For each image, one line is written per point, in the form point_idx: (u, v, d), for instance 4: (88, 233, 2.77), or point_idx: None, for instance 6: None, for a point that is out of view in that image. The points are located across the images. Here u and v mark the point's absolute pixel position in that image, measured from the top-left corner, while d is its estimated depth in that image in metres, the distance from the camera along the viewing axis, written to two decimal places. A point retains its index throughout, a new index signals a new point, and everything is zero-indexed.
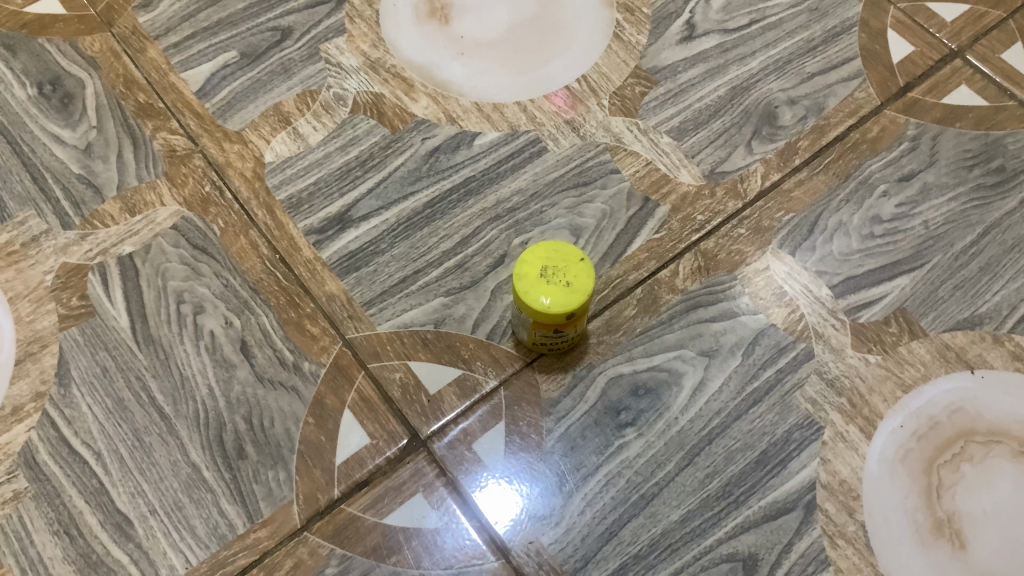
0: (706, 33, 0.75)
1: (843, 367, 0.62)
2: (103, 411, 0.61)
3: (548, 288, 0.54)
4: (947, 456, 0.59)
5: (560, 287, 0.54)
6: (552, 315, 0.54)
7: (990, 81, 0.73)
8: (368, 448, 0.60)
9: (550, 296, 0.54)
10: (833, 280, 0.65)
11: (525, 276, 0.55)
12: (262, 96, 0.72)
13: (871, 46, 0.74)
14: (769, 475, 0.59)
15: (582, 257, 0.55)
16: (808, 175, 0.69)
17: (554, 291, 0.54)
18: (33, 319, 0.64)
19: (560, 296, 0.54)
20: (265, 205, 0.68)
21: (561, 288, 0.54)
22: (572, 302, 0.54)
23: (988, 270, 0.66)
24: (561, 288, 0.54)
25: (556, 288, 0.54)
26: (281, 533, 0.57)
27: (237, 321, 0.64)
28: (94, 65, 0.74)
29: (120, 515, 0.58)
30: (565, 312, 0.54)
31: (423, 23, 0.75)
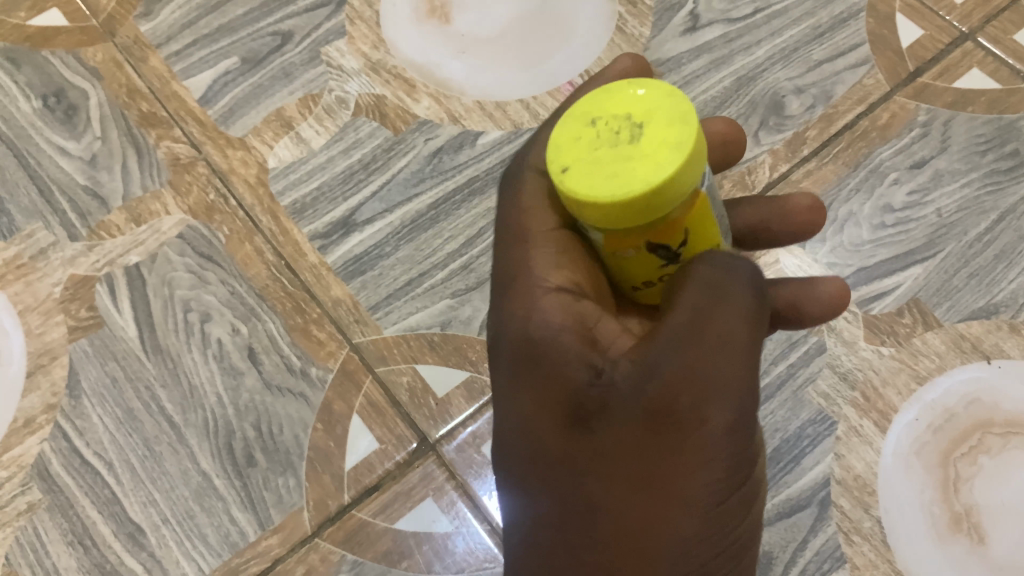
0: (710, 23, 0.73)
1: (855, 361, 0.62)
2: (113, 422, 0.62)
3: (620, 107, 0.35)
4: (964, 449, 0.58)
5: (602, 151, 0.34)
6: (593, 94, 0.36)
7: (1002, 64, 0.70)
8: (377, 452, 0.61)
9: (627, 127, 0.34)
10: (844, 272, 0.64)
11: (682, 121, 0.34)
12: (265, 101, 0.72)
13: (880, 32, 0.72)
14: (782, 472, 0.60)
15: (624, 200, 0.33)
16: (816, 165, 0.68)
17: (622, 150, 0.34)
18: (42, 331, 0.65)
19: (596, 155, 0.34)
20: (269, 211, 0.68)
21: (675, 129, 0.34)
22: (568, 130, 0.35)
23: (1003, 258, 0.64)
24: (582, 174, 0.34)
25: (680, 129, 0.33)
26: (292, 539, 0.59)
27: (244, 329, 0.64)
28: (97, 76, 0.73)
29: (132, 525, 0.60)
30: (571, 115, 0.36)
31: (424, 22, 0.72)
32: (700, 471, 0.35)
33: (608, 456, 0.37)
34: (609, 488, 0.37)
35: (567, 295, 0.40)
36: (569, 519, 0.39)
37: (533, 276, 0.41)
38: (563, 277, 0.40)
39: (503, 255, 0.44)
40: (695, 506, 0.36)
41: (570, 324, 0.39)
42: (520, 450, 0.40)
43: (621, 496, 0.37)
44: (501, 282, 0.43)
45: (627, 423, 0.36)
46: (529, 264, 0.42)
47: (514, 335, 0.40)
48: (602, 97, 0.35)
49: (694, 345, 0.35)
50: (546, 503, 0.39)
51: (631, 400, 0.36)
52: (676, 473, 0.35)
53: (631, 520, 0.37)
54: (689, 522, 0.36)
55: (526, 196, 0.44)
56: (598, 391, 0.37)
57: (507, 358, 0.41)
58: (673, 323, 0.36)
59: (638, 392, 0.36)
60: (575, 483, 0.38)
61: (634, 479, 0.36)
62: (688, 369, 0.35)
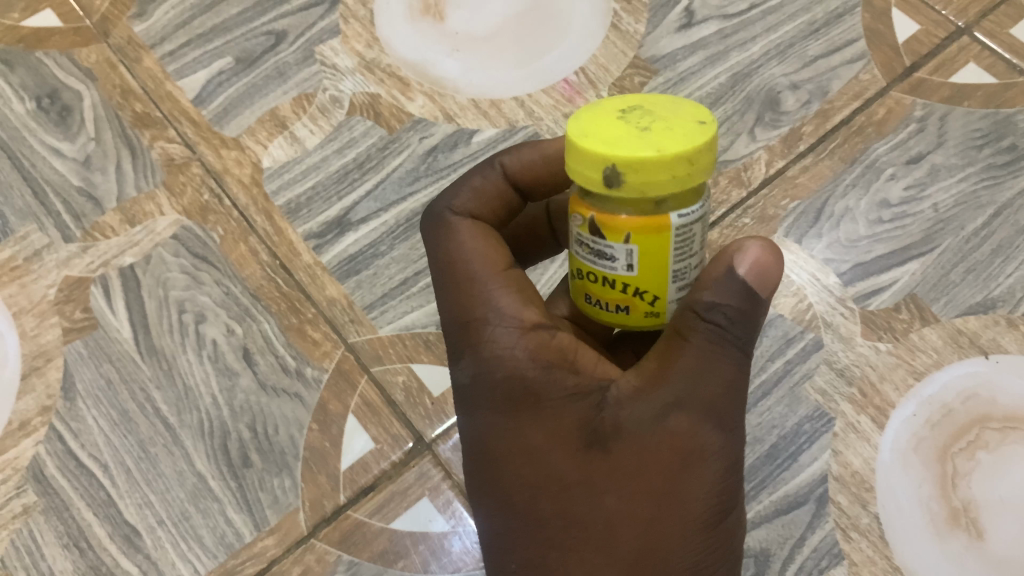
0: (705, 19, 0.72)
1: (852, 357, 0.62)
2: (108, 423, 0.62)
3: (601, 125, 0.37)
4: (962, 444, 0.58)
5: (652, 128, 0.36)
6: (587, 146, 0.35)
7: (998, 57, 0.70)
8: (373, 452, 0.61)
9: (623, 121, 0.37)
10: (841, 268, 0.64)
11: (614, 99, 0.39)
12: (259, 101, 0.71)
13: (876, 27, 0.71)
14: (779, 469, 0.59)
15: (704, 120, 0.37)
16: (812, 161, 0.67)
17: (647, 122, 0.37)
18: (37, 333, 0.64)
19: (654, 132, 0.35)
20: (263, 211, 0.68)
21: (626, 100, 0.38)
22: (638, 148, 0.34)
23: (1001, 252, 0.64)
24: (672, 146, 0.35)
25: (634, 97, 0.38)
26: (288, 540, 0.59)
27: (239, 329, 0.64)
28: (90, 77, 0.73)
29: (128, 527, 0.60)
30: (607, 152, 0.34)
31: (417, 20, 0.72)
32: (704, 495, 0.38)
33: (622, 479, 0.38)
34: (620, 507, 0.38)
35: (544, 332, 0.41)
36: (574, 541, 0.39)
37: (501, 314, 0.41)
38: (531, 315, 0.41)
39: (451, 299, 0.43)
40: (702, 517, 0.38)
41: (555, 360, 0.41)
42: (520, 474, 0.40)
43: (633, 518, 0.38)
44: (456, 329, 0.43)
45: (646, 447, 0.38)
46: (495, 302, 0.41)
47: (499, 376, 0.41)
48: (590, 137, 0.36)
49: (704, 379, 0.38)
50: (547, 524, 0.40)
51: (641, 420, 0.38)
52: (684, 493, 0.38)
53: (643, 540, 0.38)
54: (692, 543, 0.38)
55: (461, 243, 0.44)
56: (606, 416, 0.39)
57: (490, 398, 0.41)
58: (686, 363, 0.38)
59: (654, 417, 0.38)
60: (585, 502, 0.39)
61: (648, 502, 0.38)
62: (701, 400, 0.38)
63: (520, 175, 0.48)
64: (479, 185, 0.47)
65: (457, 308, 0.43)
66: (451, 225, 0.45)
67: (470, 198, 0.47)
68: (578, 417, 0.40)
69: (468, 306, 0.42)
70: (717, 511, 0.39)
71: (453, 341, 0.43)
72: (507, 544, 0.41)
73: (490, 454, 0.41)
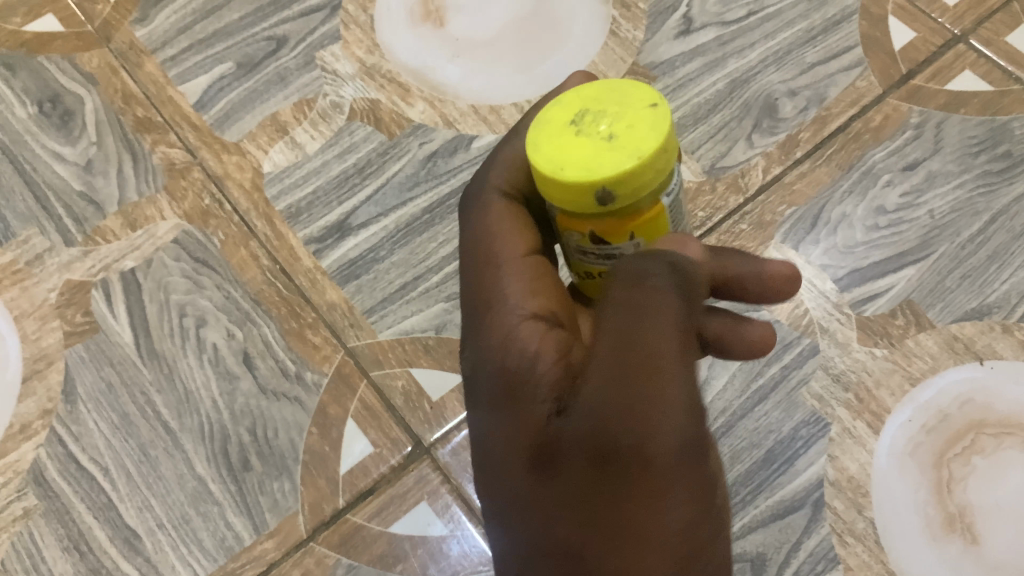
0: (703, 26, 0.73)
1: (849, 362, 0.62)
2: (109, 426, 0.62)
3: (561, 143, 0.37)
4: (958, 449, 0.58)
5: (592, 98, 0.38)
6: (559, 177, 0.36)
7: (994, 65, 0.70)
8: (372, 456, 0.61)
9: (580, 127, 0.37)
10: (838, 274, 0.65)
11: (556, 106, 0.38)
12: (260, 106, 0.72)
13: (872, 34, 0.72)
14: (776, 474, 0.60)
15: (654, 101, 0.37)
16: (810, 167, 0.68)
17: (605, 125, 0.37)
18: (38, 337, 0.65)
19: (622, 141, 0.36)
20: (264, 216, 0.68)
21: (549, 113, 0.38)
22: (618, 164, 0.35)
23: (996, 259, 0.64)
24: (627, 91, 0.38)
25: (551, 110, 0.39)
26: (287, 543, 0.59)
27: (239, 333, 0.65)
28: (93, 82, 0.73)
29: (128, 530, 0.60)
30: (589, 180, 0.35)
31: (418, 26, 0.73)
32: (661, 503, 0.33)
33: (567, 501, 0.35)
34: (571, 535, 0.35)
35: (543, 322, 0.41)
36: (541, 571, 0.36)
37: (508, 299, 0.42)
38: (536, 304, 0.42)
39: (468, 282, 0.45)
40: (664, 552, 0.33)
41: (544, 350, 0.40)
42: (497, 486, 0.39)
43: (583, 548, 0.35)
44: (470, 311, 0.44)
45: (577, 453, 0.35)
46: (503, 286, 0.43)
47: (493, 364, 0.41)
48: (558, 164, 0.36)
49: (625, 358, 0.34)
50: (514, 547, 0.38)
51: (583, 433, 0.34)
52: (641, 522, 0.33)
53: (605, 574, 0.34)
54: (667, 566, 0.33)
55: (490, 223, 0.46)
56: (556, 426, 0.36)
57: (484, 391, 0.41)
58: (606, 344, 0.35)
59: (587, 430, 0.34)
60: (540, 525, 0.36)
61: (595, 534, 0.34)
62: (614, 390, 0.34)
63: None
64: (513, 158, 0.48)
65: (474, 291, 0.44)
66: (484, 203, 0.47)
67: (508, 170, 0.48)
68: (540, 416, 0.37)
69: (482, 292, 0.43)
70: (688, 517, 0.34)
71: (466, 327, 0.44)
72: (495, 569, 0.40)
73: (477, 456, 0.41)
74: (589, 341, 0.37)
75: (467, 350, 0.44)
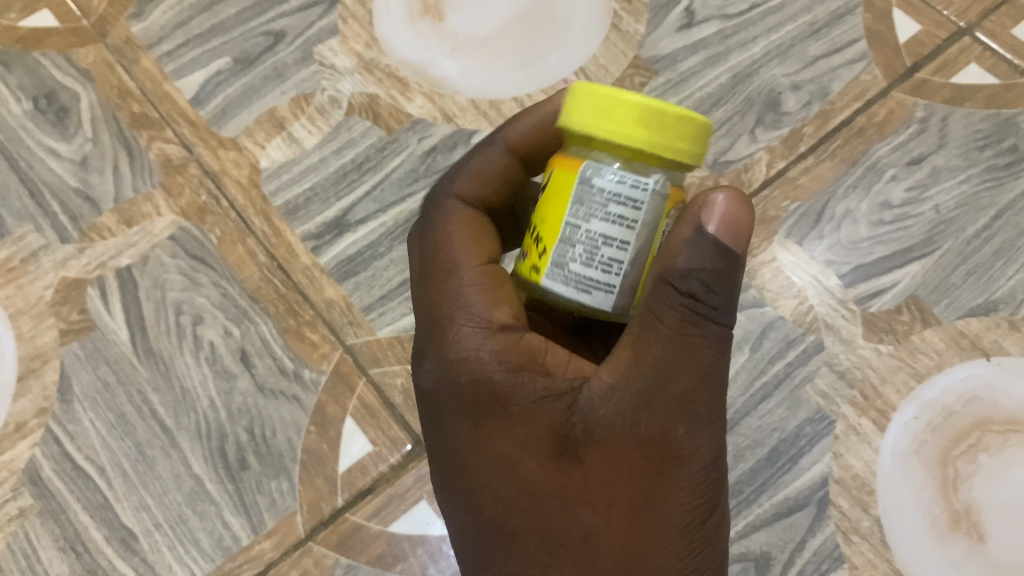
0: (706, 19, 0.72)
1: (853, 359, 0.61)
2: (105, 426, 0.62)
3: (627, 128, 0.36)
4: (963, 448, 0.58)
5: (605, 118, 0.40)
6: (642, 145, 0.35)
7: (1000, 59, 0.69)
8: (371, 455, 0.61)
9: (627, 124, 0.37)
10: (842, 270, 0.64)
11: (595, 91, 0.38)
12: (257, 102, 0.71)
13: (877, 27, 0.71)
14: (780, 472, 0.59)
15: None
16: (813, 162, 0.67)
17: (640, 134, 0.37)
18: (33, 335, 0.64)
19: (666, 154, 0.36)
20: (261, 212, 0.68)
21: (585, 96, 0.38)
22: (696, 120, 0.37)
23: (1002, 254, 0.63)
24: None
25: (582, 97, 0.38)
26: (286, 543, 0.59)
27: (236, 331, 0.64)
28: (88, 78, 0.72)
29: (125, 530, 0.59)
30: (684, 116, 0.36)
31: (416, 21, 0.71)
32: (681, 496, 0.39)
33: (595, 488, 0.38)
34: (599, 516, 0.38)
35: (513, 332, 0.41)
36: (554, 557, 0.39)
37: (473, 311, 0.41)
38: (505, 314, 0.41)
39: (426, 295, 0.44)
40: (681, 519, 0.39)
41: (523, 362, 0.40)
42: (493, 487, 0.40)
43: (612, 527, 0.38)
44: (429, 326, 0.43)
45: (615, 449, 0.38)
46: (465, 299, 0.42)
47: (468, 378, 0.40)
48: (645, 123, 0.35)
49: (673, 369, 0.38)
50: (523, 540, 0.39)
51: (614, 419, 0.38)
52: (665, 494, 0.39)
53: (622, 552, 0.38)
54: (674, 549, 0.39)
55: (450, 230, 0.45)
56: (579, 418, 0.39)
57: (456, 404, 0.41)
58: (648, 355, 0.38)
59: (623, 414, 0.38)
60: (561, 516, 0.39)
61: (622, 509, 0.38)
62: (666, 396, 0.38)
63: (527, 156, 0.48)
64: (484, 168, 0.47)
65: (431, 303, 0.43)
66: (447, 210, 0.46)
67: (470, 182, 0.47)
68: (555, 417, 0.39)
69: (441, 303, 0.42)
70: (698, 512, 0.39)
71: (423, 342, 0.43)
72: (484, 561, 0.41)
73: (465, 468, 0.41)
74: (620, 345, 0.39)
75: (419, 365, 0.43)
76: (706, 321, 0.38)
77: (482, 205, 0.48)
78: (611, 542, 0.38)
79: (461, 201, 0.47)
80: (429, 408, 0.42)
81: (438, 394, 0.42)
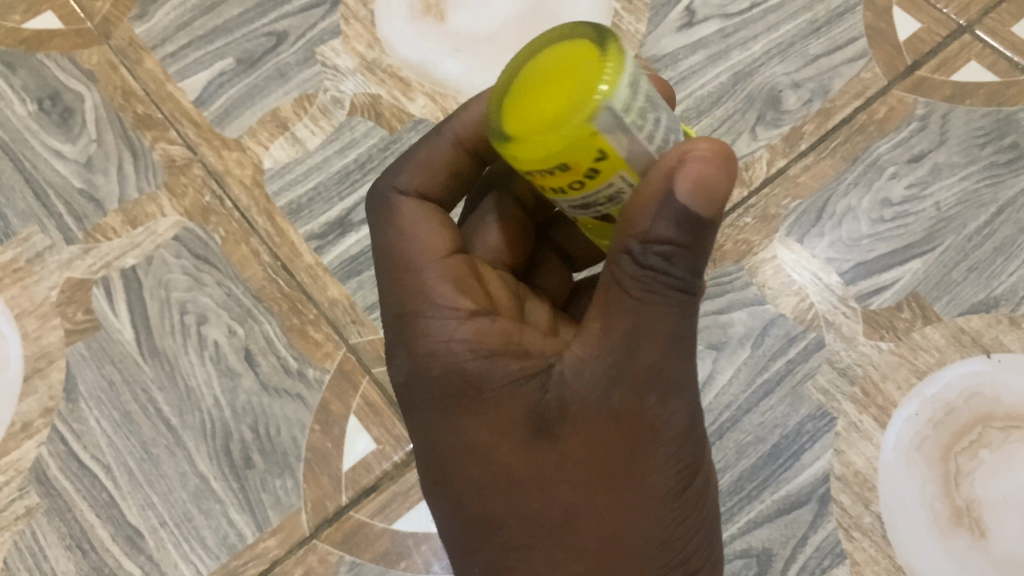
0: (706, 18, 0.72)
1: (854, 356, 0.62)
2: (110, 425, 0.62)
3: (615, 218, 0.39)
4: (965, 443, 0.58)
5: None
6: None
7: (1000, 56, 0.69)
8: (375, 453, 0.61)
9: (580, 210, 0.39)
10: (843, 267, 0.64)
11: None
12: (260, 102, 0.71)
13: (878, 25, 0.71)
14: (782, 468, 0.59)
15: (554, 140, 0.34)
16: (814, 160, 0.67)
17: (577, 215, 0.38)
18: (39, 335, 0.65)
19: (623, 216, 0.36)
20: (264, 212, 0.68)
21: None
22: None
23: (1003, 251, 0.64)
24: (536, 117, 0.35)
25: None
26: (290, 541, 0.59)
27: (240, 330, 0.64)
28: (92, 79, 0.73)
29: (131, 528, 0.60)
30: None
31: (418, 20, 0.72)
32: (661, 468, 0.38)
33: (569, 468, 0.38)
34: (576, 496, 0.38)
35: (482, 320, 0.40)
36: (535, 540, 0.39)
37: (437, 303, 0.40)
38: (471, 303, 0.40)
39: (388, 290, 0.43)
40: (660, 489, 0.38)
41: (497, 347, 0.39)
42: (469, 474, 0.40)
43: (589, 506, 0.38)
44: (394, 319, 0.42)
45: (588, 426, 0.37)
46: (428, 290, 0.41)
47: (440, 369, 0.39)
48: None
49: (643, 338, 0.36)
50: (504, 525, 0.39)
51: (586, 397, 0.37)
52: (643, 468, 0.38)
53: (602, 530, 0.38)
54: (655, 520, 0.38)
55: (407, 221, 0.43)
56: (553, 396, 0.38)
57: (428, 396, 0.40)
58: (617, 324, 0.37)
59: (597, 393, 0.37)
60: (537, 499, 0.38)
61: (598, 489, 0.38)
62: (635, 369, 0.37)
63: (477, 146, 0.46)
64: (431, 159, 0.45)
65: (395, 294, 0.42)
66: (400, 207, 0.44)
67: (417, 173, 0.45)
68: (527, 397, 0.38)
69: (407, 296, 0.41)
70: (678, 481, 0.39)
71: (390, 339, 0.42)
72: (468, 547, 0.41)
73: (441, 455, 0.41)
74: (590, 318, 0.38)
75: (392, 360, 0.42)
76: (676, 292, 0.36)
77: (432, 197, 0.46)
78: (590, 521, 0.38)
79: (406, 194, 0.45)
80: (406, 397, 0.42)
81: (409, 384, 0.41)
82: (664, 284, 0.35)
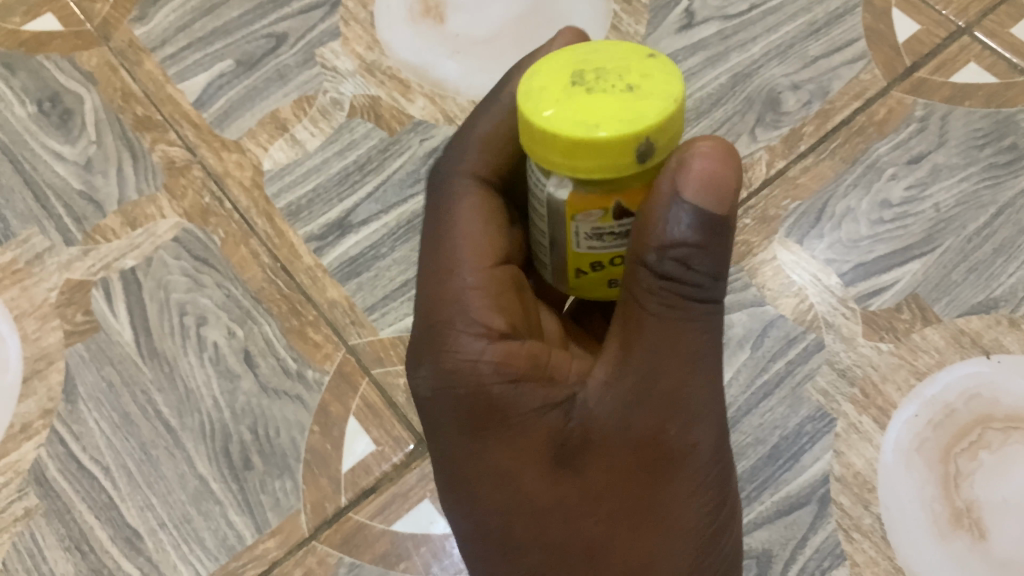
0: (705, 20, 0.72)
1: (854, 357, 0.62)
2: (110, 426, 0.62)
3: (547, 91, 0.34)
4: (964, 445, 0.58)
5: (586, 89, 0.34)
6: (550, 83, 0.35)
7: (999, 57, 0.69)
8: (374, 454, 0.61)
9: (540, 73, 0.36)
10: (842, 268, 0.64)
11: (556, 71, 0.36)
12: (260, 104, 0.71)
13: (876, 27, 0.71)
14: (781, 469, 0.59)
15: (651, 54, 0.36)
16: (813, 161, 0.67)
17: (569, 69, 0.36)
18: (38, 336, 0.65)
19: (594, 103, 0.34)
20: (264, 213, 0.68)
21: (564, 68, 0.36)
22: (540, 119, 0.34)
23: (1003, 252, 0.63)
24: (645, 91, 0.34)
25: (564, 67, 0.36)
26: (289, 542, 0.59)
27: (240, 332, 0.64)
28: (92, 81, 0.73)
29: (130, 530, 0.60)
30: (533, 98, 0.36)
31: (417, 23, 0.72)
32: (684, 498, 0.40)
33: (596, 497, 0.39)
34: (601, 525, 0.39)
35: (512, 340, 0.40)
36: (559, 565, 0.40)
37: (470, 316, 0.40)
38: (504, 319, 0.40)
39: (423, 292, 0.43)
40: (681, 518, 0.40)
41: (524, 370, 0.39)
42: (495, 498, 0.40)
43: (614, 535, 0.39)
44: (422, 329, 0.42)
45: (612, 454, 0.39)
46: (464, 300, 0.40)
47: (466, 388, 0.39)
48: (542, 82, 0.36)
49: (666, 367, 0.38)
50: (528, 551, 0.40)
51: (609, 423, 0.39)
52: (666, 497, 0.40)
53: (626, 558, 0.40)
54: (676, 549, 0.40)
55: (458, 216, 0.44)
56: (577, 423, 0.39)
57: (452, 415, 0.40)
58: (643, 350, 0.38)
59: (623, 415, 0.38)
60: (564, 527, 0.39)
61: (623, 517, 0.39)
62: (660, 395, 0.38)
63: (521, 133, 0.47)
64: (488, 141, 0.47)
65: (426, 299, 0.42)
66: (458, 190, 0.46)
67: (481, 153, 0.46)
68: (550, 427, 0.39)
69: (439, 305, 0.41)
70: (699, 511, 0.41)
71: (416, 348, 0.42)
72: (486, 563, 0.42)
73: (464, 477, 0.41)
74: (608, 337, 0.40)
75: (415, 371, 0.41)
76: (690, 301, 0.37)
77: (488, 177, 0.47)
78: (613, 550, 0.40)
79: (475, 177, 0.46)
80: (427, 413, 0.41)
81: (432, 403, 0.40)
82: (677, 292, 0.37)
